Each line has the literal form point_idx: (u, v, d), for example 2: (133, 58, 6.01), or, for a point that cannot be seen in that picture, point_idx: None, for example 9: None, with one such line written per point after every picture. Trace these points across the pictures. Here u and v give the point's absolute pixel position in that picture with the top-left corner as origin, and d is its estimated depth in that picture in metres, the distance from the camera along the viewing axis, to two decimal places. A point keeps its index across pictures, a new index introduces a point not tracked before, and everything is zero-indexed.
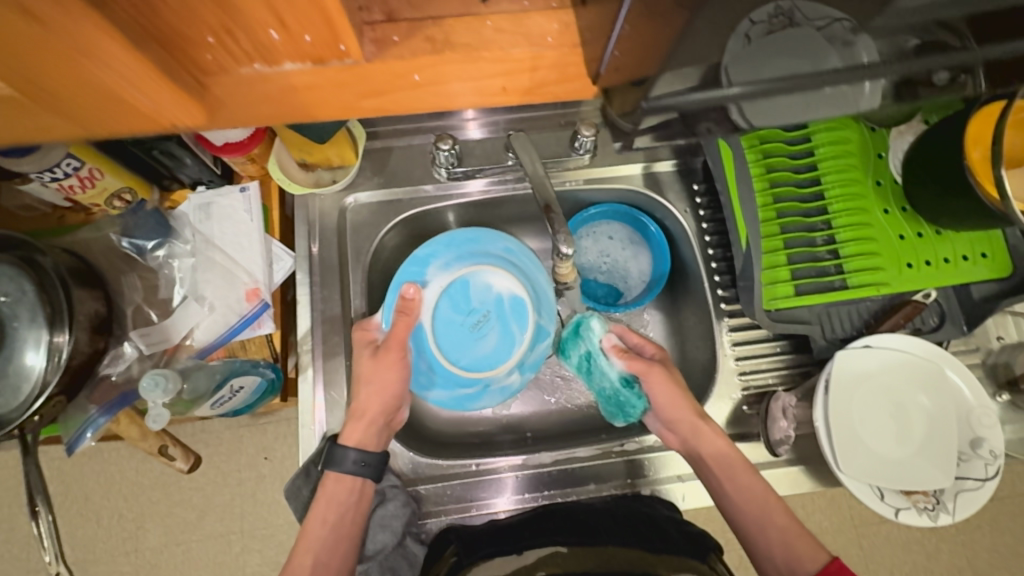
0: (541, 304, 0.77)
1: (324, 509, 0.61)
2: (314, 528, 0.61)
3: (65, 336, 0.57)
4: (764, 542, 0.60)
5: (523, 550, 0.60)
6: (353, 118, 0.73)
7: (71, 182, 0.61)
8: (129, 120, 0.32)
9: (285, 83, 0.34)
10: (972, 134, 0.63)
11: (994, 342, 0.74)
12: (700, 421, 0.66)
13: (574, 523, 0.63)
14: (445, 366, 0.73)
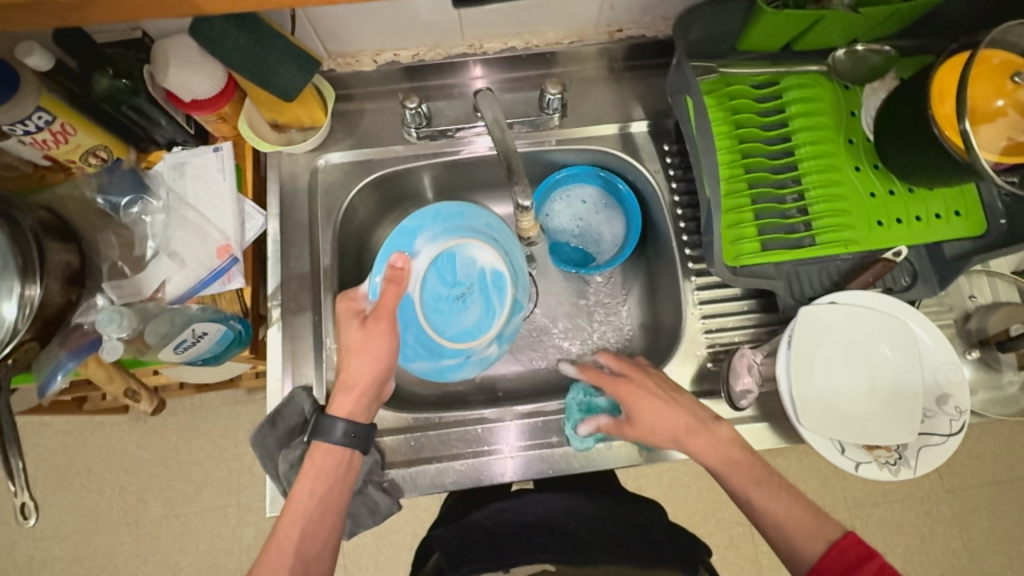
0: (519, 279, 0.77)
1: (311, 482, 0.61)
2: (299, 498, 0.60)
3: (36, 288, 0.58)
4: (773, 527, 0.59)
5: (511, 568, 0.58)
6: (322, 77, 0.73)
7: (44, 137, 0.63)
8: None
9: None
10: (937, 88, 0.61)
11: (969, 302, 0.73)
12: (681, 433, 0.64)
13: (563, 538, 0.61)
14: (431, 340, 0.74)
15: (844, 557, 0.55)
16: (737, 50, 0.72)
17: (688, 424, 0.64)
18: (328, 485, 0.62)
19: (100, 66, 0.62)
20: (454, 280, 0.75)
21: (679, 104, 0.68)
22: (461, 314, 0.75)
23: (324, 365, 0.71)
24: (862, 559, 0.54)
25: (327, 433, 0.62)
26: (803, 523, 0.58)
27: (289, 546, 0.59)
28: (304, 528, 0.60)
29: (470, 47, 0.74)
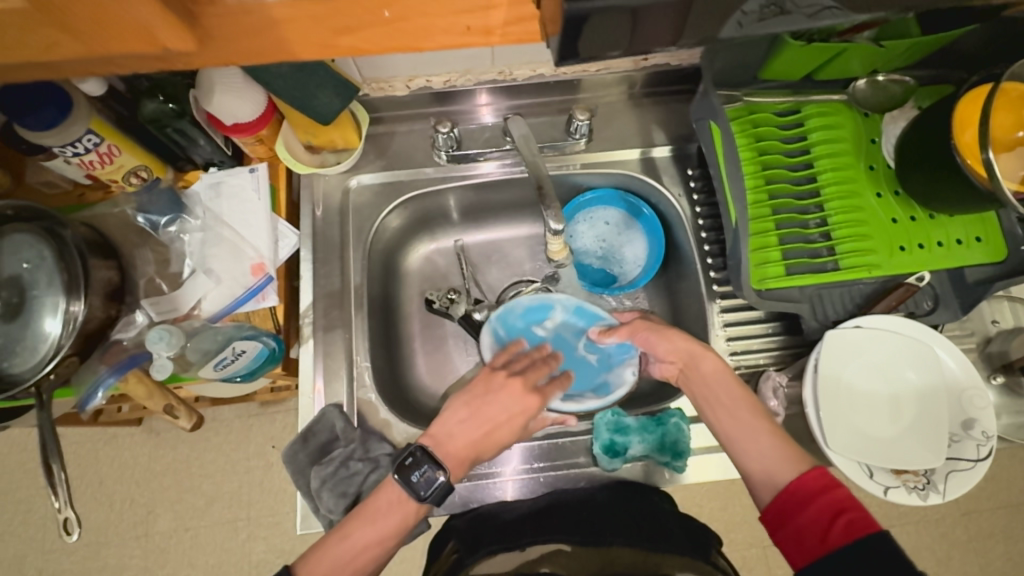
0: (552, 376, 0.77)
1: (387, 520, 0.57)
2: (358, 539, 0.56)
3: (79, 304, 0.60)
4: (752, 446, 0.58)
5: (526, 546, 0.58)
6: (357, 103, 0.76)
7: (91, 158, 0.65)
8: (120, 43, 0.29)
9: (265, 17, 0.31)
10: (960, 117, 0.63)
11: (991, 326, 0.74)
12: (697, 346, 0.66)
13: (575, 520, 0.61)
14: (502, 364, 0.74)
15: (807, 488, 0.52)
16: (759, 79, 0.74)
17: (698, 346, 0.66)
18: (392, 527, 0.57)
19: (150, 92, 0.64)
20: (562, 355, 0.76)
21: (704, 129, 0.70)
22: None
23: (355, 384, 0.72)
24: (825, 489, 0.51)
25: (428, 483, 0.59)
26: (781, 452, 0.56)
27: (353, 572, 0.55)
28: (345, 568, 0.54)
29: (500, 73, 0.76)
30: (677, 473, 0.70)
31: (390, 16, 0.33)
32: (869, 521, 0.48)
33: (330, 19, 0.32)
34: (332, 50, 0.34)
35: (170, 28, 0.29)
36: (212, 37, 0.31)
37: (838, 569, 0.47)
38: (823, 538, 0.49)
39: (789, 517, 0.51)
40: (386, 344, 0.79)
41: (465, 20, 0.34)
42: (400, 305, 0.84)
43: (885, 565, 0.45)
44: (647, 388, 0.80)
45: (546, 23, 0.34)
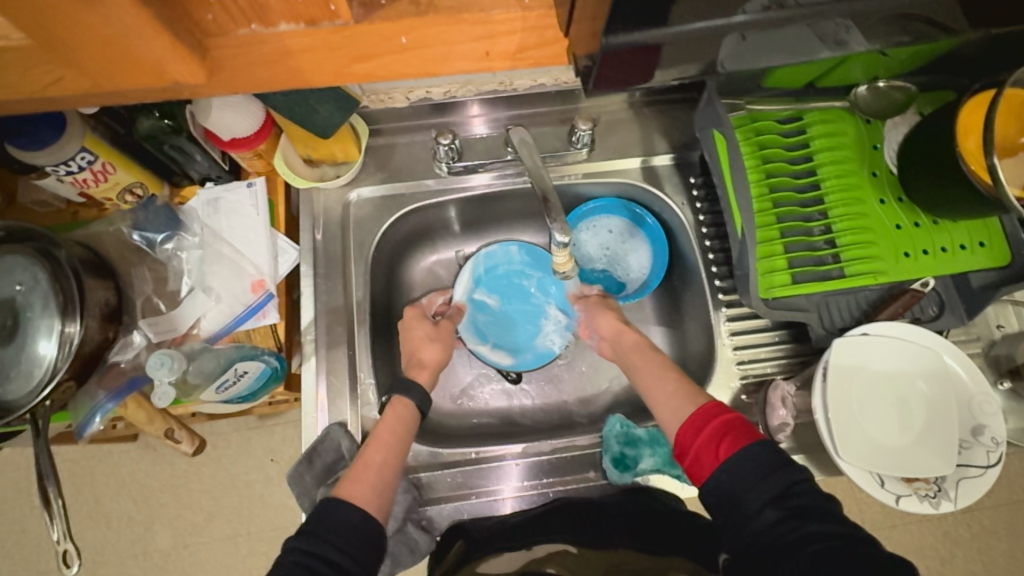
0: (483, 326, 0.80)
1: (391, 426, 0.64)
2: (378, 457, 0.61)
3: (76, 325, 0.58)
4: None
5: (532, 546, 0.59)
6: (356, 115, 0.75)
7: (85, 176, 0.63)
8: (133, 77, 0.34)
9: (280, 46, 0.35)
10: (963, 124, 0.62)
11: (996, 331, 0.74)
12: (623, 325, 0.72)
13: (581, 521, 0.60)
14: (468, 291, 0.81)
15: (700, 419, 0.55)
16: (763, 86, 0.73)
17: (624, 326, 0.72)
18: (400, 438, 0.64)
19: (146, 109, 0.63)
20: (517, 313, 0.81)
21: (708, 137, 0.70)
22: (493, 313, 0.81)
23: (360, 402, 0.71)
24: (716, 415, 0.55)
25: (411, 389, 0.67)
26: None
27: (372, 469, 0.60)
28: (378, 486, 0.59)
29: (500, 84, 0.75)
30: (688, 486, 0.69)
31: (406, 44, 0.37)
32: (751, 432, 0.52)
33: (345, 49, 0.36)
34: (345, 77, 0.38)
35: (182, 61, 0.33)
36: (221, 66, 0.36)
37: (726, 479, 0.50)
38: (716, 455, 0.52)
39: (689, 445, 0.55)
40: (388, 359, 0.78)
41: (485, 46, 0.38)
42: (402, 319, 0.83)
43: (765, 466, 0.49)
44: None
45: (576, 47, 0.38)
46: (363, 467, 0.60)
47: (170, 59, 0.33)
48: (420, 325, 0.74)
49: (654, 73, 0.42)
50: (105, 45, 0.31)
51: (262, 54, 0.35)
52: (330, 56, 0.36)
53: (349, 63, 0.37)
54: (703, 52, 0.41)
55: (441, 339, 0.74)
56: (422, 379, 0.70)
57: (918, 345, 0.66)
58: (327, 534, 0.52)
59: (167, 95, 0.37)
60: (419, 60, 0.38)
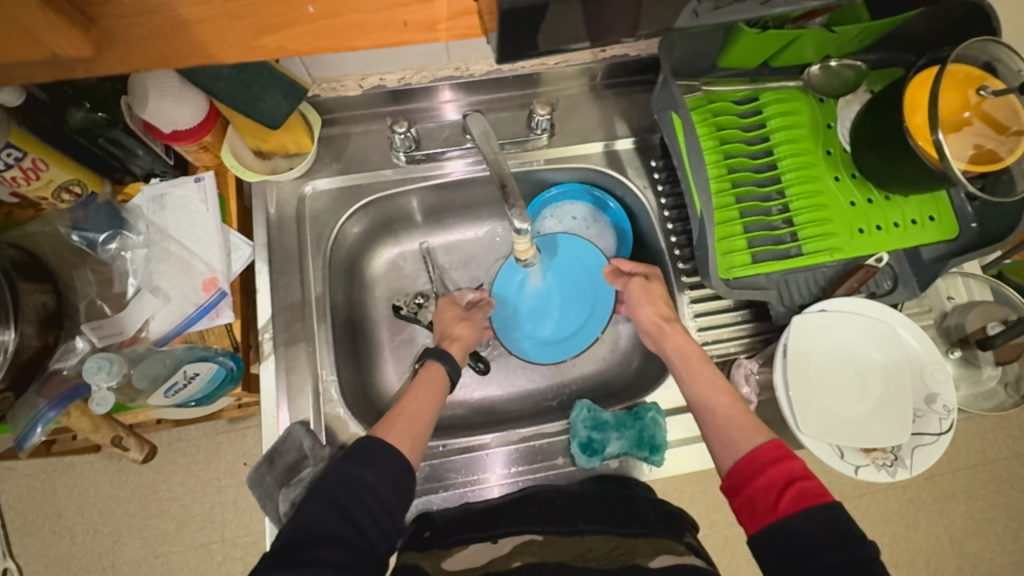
0: (508, 321, 0.79)
1: (426, 385, 0.65)
2: (412, 407, 0.62)
3: (10, 333, 0.55)
4: (712, 421, 0.62)
5: (498, 538, 0.57)
6: (306, 104, 0.73)
7: (14, 174, 0.59)
8: (12, 49, 0.33)
9: (176, 16, 0.36)
10: (910, 100, 0.62)
11: (947, 302, 0.76)
12: (665, 322, 0.69)
13: (550, 509, 0.60)
14: (504, 281, 0.78)
15: (763, 460, 0.55)
16: (717, 67, 0.74)
17: (666, 322, 0.69)
18: (433, 397, 0.64)
19: (77, 100, 0.59)
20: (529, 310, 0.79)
21: (665, 120, 0.69)
22: (514, 310, 0.79)
23: (322, 399, 0.69)
24: (779, 461, 0.54)
25: (446, 357, 0.67)
26: (726, 421, 0.61)
27: (403, 417, 0.60)
28: (412, 434, 0.59)
29: (456, 69, 0.74)
30: (656, 467, 0.70)
31: (315, 13, 0.37)
32: (818, 489, 0.51)
33: (247, 20, 0.37)
34: (256, 50, 0.38)
35: (60, 31, 0.32)
36: (111, 39, 0.36)
37: (785, 533, 0.50)
38: (774, 505, 0.52)
39: (744, 484, 0.55)
40: (354, 355, 0.76)
41: (401, 16, 0.38)
42: (367, 314, 0.81)
43: (831, 527, 0.48)
44: (622, 383, 0.80)
45: (484, 19, 0.38)
46: (399, 415, 0.61)
47: (46, 30, 0.32)
48: (447, 309, 0.76)
49: (590, 41, 0.42)
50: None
51: (154, 25, 0.36)
52: (236, 25, 0.37)
53: (261, 34, 0.37)
54: (636, 25, 0.41)
55: (471, 320, 0.75)
56: (455, 352, 0.71)
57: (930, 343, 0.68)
58: (365, 460, 0.54)
59: (58, 71, 0.36)
60: (333, 31, 0.38)
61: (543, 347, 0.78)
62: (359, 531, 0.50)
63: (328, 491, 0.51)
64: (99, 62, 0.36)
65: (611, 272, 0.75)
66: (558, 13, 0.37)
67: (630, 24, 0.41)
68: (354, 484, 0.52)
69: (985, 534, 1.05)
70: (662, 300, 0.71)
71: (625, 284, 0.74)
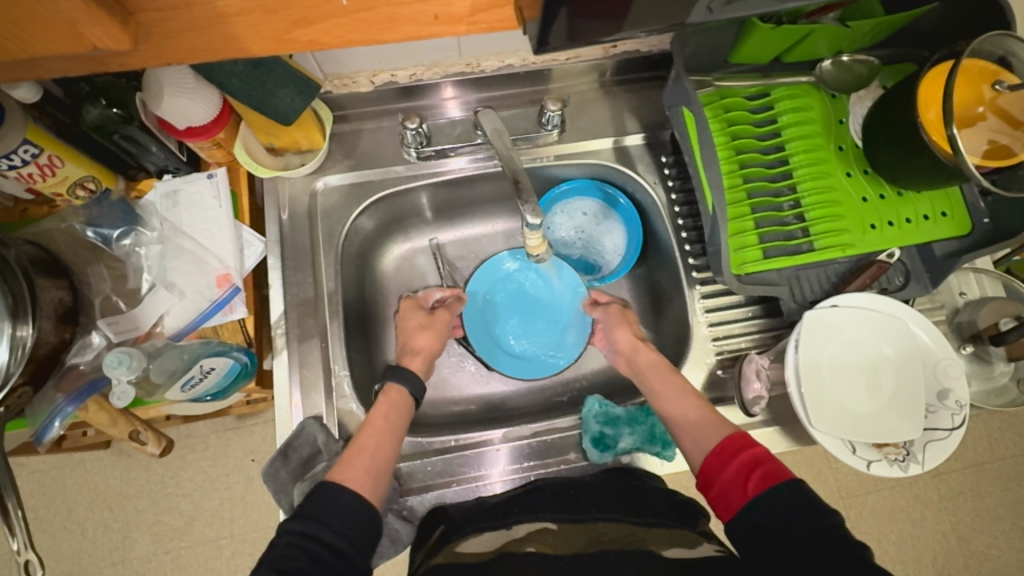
0: (477, 319, 0.79)
1: (384, 411, 0.64)
2: (372, 441, 0.61)
3: (28, 328, 0.55)
4: (679, 424, 0.62)
5: (512, 525, 0.57)
6: (318, 100, 0.73)
7: (30, 170, 0.60)
8: (50, 42, 0.33)
9: (211, 9, 0.36)
10: (924, 95, 0.62)
11: (959, 298, 0.76)
12: (640, 342, 0.71)
13: (563, 499, 0.61)
14: (480, 279, 0.80)
15: (727, 450, 0.55)
16: (729, 63, 0.74)
17: (640, 342, 0.71)
18: (395, 424, 0.64)
19: (92, 97, 0.60)
20: (506, 314, 0.80)
21: (677, 115, 0.69)
22: (487, 308, 0.80)
23: (334, 395, 0.69)
24: (745, 448, 0.54)
25: (406, 376, 0.67)
26: (705, 421, 0.61)
27: (363, 455, 0.59)
28: (373, 471, 0.58)
29: (467, 66, 0.74)
30: (668, 462, 0.70)
31: (349, 6, 0.37)
32: (782, 469, 0.51)
33: (283, 13, 0.37)
34: (287, 44, 0.39)
35: (101, 24, 0.33)
36: (147, 32, 0.36)
37: (757, 516, 0.49)
38: (744, 490, 0.51)
39: (715, 476, 0.54)
40: (365, 351, 0.76)
41: (432, 9, 0.38)
42: (377, 310, 0.81)
43: (800, 504, 0.48)
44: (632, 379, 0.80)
45: (525, 10, 0.39)
46: (357, 452, 0.60)
47: (87, 22, 0.32)
48: (412, 315, 0.74)
49: (611, 36, 0.42)
50: (14, 8, 0.31)
51: (191, 17, 0.36)
52: (268, 19, 0.37)
53: (292, 27, 0.37)
54: (659, 19, 0.41)
55: (434, 327, 0.74)
56: (416, 366, 0.70)
57: (904, 357, 0.68)
58: (319, 516, 0.52)
59: (92, 64, 0.37)
60: (365, 25, 0.38)
61: (496, 350, 0.78)
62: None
63: (276, 560, 0.49)
64: (132, 56, 0.37)
65: (590, 303, 0.77)
66: (590, 5, 0.37)
67: (652, 18, 0.41)
68: (309, 542, 0.50)
69: (992, 532, 1.05)
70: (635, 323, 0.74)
71: (602, 313, 0.76)
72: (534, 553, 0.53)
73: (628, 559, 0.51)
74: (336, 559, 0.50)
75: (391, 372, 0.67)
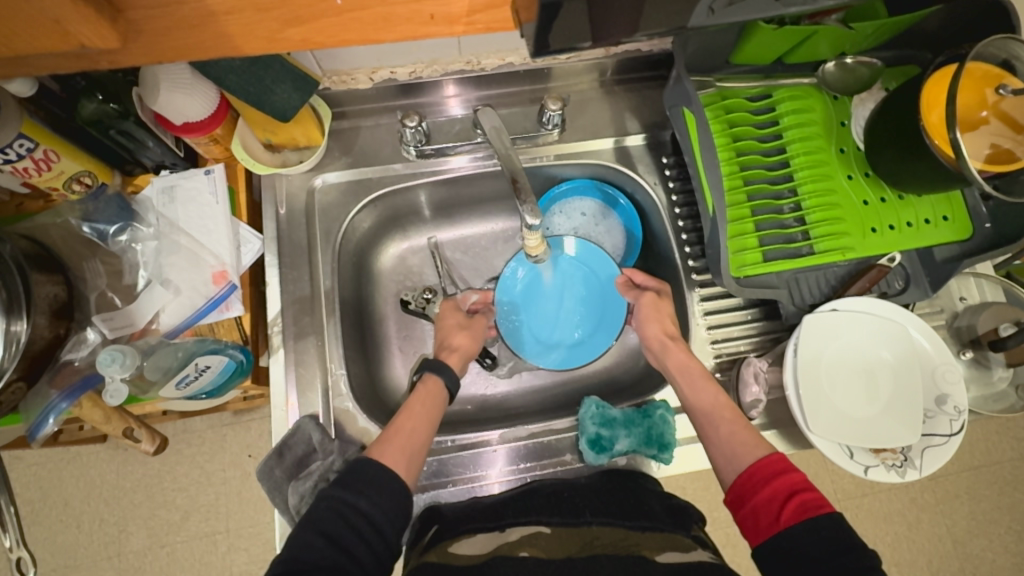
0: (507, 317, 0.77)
1: (423, 402, 0.64)
2: (409, 425, 0.61)
3: (23, 323, 0.55)
4: (715, 436, 0.62)
5: (506, 528, 0.57)
6: (316, 97, 0.72)
7: (25, 165, 0.60)
8: (39, 40, 0.33)
9: (202, 8, 0.35)
10: (927, 98, 0.61)
11: (959, 303, 0.76)
12: (669, 339, 0.70)
13: (558, 502, 0.60)
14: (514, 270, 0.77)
15: (763, 475, 0.55)
16: (730, 63, 0.74)
17: (671, 340, 0.70)
18: (431, 411, 0.64)
19: (88, 91, 0.60)
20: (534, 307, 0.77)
21: (678, 116, 0.69)
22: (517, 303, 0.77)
23: (331, 394, 0.69)
24: (781, 473, 0.55)
25: (444, 369, 0.67)
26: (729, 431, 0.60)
27: (401, 436, 0.60)
28: (408, 452, 0.59)
29: (467, 63, 0.73)
30: (664, 465, 0.70)
31: (343, 5, 0.37)
32: (819, 501, 0.51)
33: (276, 12, 0.36)
34: (280, 42, 0.38)
35: (88, 21, 0.32)
36: (137, 30, 0.35)
37: (787, 545, 0.50)
38: (776, 518, 0.52)
39: (747, 498, 0.55)
40: (362, 349, 0.76)
41: (428, 9, 0.38)
42: (375, 308, 0.81)
43: (831, 538, 0.48)
44: (630, 380, 0.80)
45: (520, 11, 0.37)
46: (395, 433, 0.60)
47: (74, 19, 0.32)
48: (452, 315, 0.75)
49: (610, 36, 0.41)
50: (0, 5, 0.30)
51: (182, 16, 0.35)
52: (261, 17, 0.36)
53: (285, 26, 0.37)
54: (657, 21, 0.40)
55: (472, 329, 0.75)
56: (454, 362, 0.71)
57: (931, 373, 0.67)
58: (359, 488, 0.53)
59: (81, 62, 0.36)
60: (359, 24, 0.38)
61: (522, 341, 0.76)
62: (353, 560, 0.49)
63: (319, 520, 0.50)
64: (122, 54, 0.36)
65: (626, 283, 0.75)
66: (590, 6, 0.37)
67: (653, 19, 0.40)
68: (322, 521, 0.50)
69: (988, 535, 1.05)
70: (669, 317, 0.72)
71: (637, 297, 0.74)
72: (527, 558, 0.52)
73: (622, 563, 0.50)
74: (374, 533, 0.51)
75: (430, 363, 0.68)
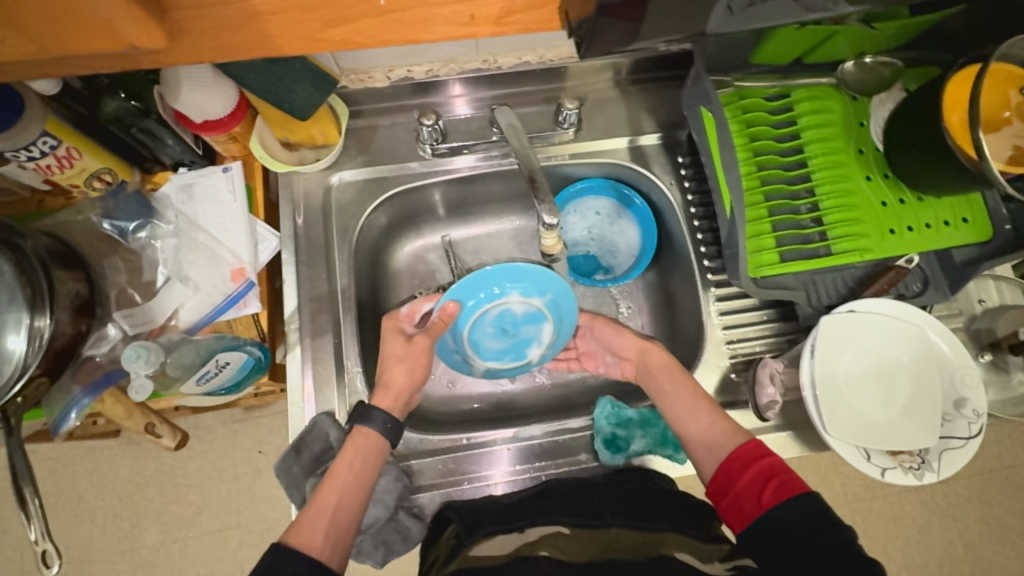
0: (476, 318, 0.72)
1: (352, 458, 0.61)
2: (332, 497, 0.59)
3: (46, 319, 0.56)
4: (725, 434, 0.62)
5: (525, 529, 0.57)
6: (335, 96, 0.72)
7: (49, 162, 0.60)
8: (86, 40, 0.33)
9: (246, 7, 0.35)
10: (949, 99, 0.60)
11: (978, 305, 0.75)
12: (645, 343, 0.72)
13: (575, 502, 0.60)
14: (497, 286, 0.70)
15: (737, 463, 0.58)
16: (749, 63, 0.73)
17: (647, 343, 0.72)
18: (361, 473, 0.61)
19: (111, 90, 0.60)
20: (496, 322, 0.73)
21: (696, 116, 0.69)
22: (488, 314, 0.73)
23: (347, 390, 0.70)
24: (759, 456, 0.57)
25: (372, 417, 0.63)
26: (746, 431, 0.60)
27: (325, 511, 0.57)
28: (333, 530, 0.57)
29: (484, 62, 0.73)
30: (679, 466, 0.70)
31: (386, 5, 0.37)
32: (797, 480, 0.54)
33: (318, 12, 0.37)
34: (319, 43, 0.39)
35: (137, 21, 0.33)
36: (180, 30, 0.36)
37: (771, 527, 0.52)
38: (759, 500, 0.54)
39: (730, 485, 0.57)
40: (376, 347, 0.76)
41: (468, 10, 0.38)
42: (390, 306, 0.81)
43: (814, 519, 0.51)
44: None
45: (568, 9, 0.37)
46: (315, 510, 0.57)
47: (124, 19, 0.32)
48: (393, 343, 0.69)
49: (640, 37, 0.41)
50: (53, 6, 0.31)
51: (226, 16, 0.35)
52: (303, 18, 0.36)
53: (325, 26, 0.37)
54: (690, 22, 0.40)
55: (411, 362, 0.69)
56: (388, 403, 0.66)
57: (892, 428, 0.65)
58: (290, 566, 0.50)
59: (123, 62, 0.37)
60: (398, 25, 0.38)
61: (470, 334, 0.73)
62: None
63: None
64: (165, 55, 0.37)
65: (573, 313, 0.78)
66: None
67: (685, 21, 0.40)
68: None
69: (1000, 541, 1.04)
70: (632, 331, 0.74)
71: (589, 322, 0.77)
72: (547, 558, 0.53)
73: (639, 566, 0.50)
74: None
75: (358, 414, 0.63)
